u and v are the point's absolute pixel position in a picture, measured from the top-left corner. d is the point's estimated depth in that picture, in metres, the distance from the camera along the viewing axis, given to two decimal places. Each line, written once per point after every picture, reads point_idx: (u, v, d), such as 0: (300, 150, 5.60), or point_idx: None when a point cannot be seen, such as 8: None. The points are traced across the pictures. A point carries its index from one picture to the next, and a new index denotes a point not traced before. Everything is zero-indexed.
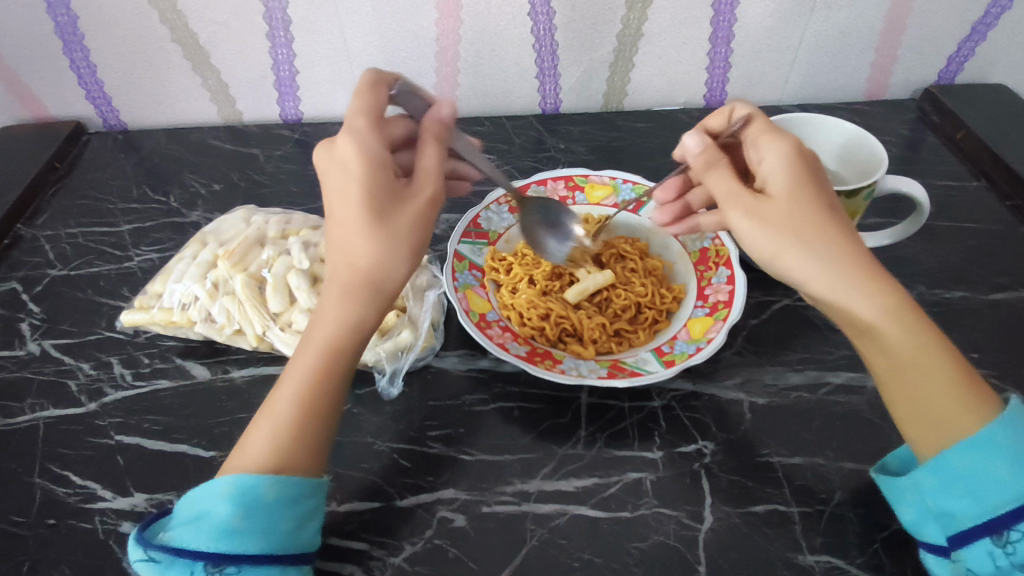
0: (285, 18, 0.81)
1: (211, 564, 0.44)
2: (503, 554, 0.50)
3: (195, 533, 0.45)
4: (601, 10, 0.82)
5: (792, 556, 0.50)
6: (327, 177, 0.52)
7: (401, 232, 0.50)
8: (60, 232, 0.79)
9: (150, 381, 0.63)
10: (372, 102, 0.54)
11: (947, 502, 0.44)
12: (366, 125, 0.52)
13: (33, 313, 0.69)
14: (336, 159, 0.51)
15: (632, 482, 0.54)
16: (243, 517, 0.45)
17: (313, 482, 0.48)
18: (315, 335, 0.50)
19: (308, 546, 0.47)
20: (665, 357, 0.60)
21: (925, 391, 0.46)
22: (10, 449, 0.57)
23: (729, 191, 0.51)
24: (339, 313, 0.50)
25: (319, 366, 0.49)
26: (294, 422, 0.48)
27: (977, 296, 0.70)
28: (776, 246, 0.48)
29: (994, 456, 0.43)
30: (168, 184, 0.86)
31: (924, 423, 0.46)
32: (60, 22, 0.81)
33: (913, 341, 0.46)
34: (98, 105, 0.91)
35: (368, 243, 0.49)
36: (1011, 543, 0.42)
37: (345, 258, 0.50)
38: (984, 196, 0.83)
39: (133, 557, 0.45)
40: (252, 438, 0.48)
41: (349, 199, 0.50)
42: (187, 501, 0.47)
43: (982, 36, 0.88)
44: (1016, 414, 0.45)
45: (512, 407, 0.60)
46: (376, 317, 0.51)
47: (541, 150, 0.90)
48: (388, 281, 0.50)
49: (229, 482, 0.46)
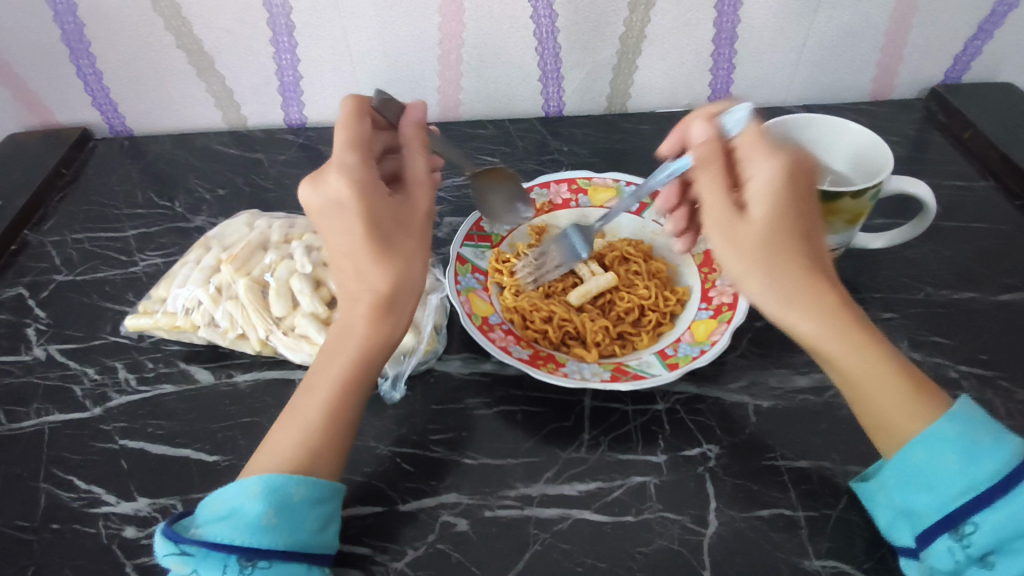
0: (289, 23, 0.81)
1: (245, 558, 0.43)
2: (506, 559, 0.50)
3: (225, 528, 0.44)
4: (603, 12, 0.82)
5: (797, 561, 0.49)
6: (323, 219, 0.50)
7: (411, 252, 0.50)
8: (66, 238, 0.80)
9: (154, 385, 0.63)
10: (356, 136, 0.52)
11: (910, 499, 0.45)
12: (359, 161, 0.50)
13: (39, 318, 0.70)
14: (330, 198, 0.49)
15: (636, 486, 0.54)
16: (275, 514, 0.44)
17: (337, 486, 0.48)
18: (342, 350, 0.49)
19: (330, 546, 0.47)
20: (669, 360, 0.60)
21: (874, 365, 0.46)
22: (16, 452, 0.58)
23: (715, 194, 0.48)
24: (364, 331, 0.49)
25: (346, 377, 0.49)
26: (323, 426, 0.48)
27: (986, 297, 0.69)
28: (743, 272, 0.46)
29: (944, 446, 0.44)
30: (174, 190, 0.87)
31: (896, 407, 0.46)
32: (66, 30, 0.82)
33: (861, 359, 0.46)
34: (104, 111, 0.92)
35: (386, 269, 0.48)
36: (968, 535, 0.43)
37: (359, 284, 0.49)
38: (992, 196, 0.82)
39: (162, 551, 0.44)
40: (279, 441, 0.48)
41: (352, 232, 0.48)
42: (214, 498, 0.46)
43: (989, 34, 0.87)
44: (964, 410, 0.45)
45: (516, 411, 0.60)
46: (401, 331, 0.50)
47: (545, 153, 0.90)
48: (411, 297, 0.50)
49: (259, 481, 0.45)
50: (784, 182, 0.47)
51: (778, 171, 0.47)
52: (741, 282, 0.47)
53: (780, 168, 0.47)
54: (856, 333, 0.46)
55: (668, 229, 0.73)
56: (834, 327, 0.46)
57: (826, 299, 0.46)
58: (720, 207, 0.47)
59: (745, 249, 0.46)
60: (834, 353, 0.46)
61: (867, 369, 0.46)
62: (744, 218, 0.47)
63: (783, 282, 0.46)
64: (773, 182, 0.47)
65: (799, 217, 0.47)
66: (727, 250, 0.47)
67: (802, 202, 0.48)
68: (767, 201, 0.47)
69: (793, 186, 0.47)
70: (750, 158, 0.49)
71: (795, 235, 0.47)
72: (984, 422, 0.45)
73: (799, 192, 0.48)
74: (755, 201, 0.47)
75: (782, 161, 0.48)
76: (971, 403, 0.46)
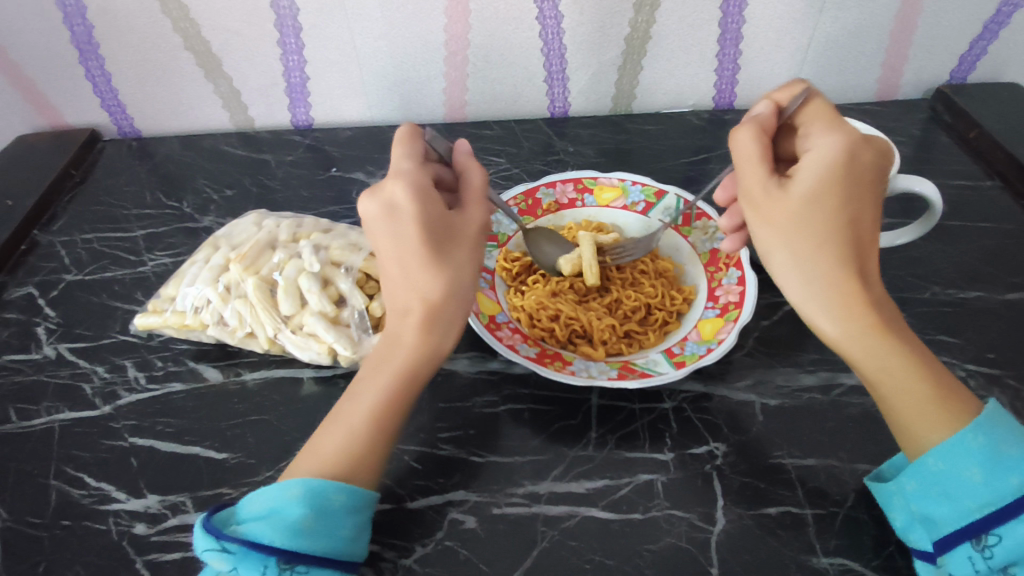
0: (296, 25, 0.82)
1: (283, 560, 0.43)
2: (514, 555, 0.50)
3: (266, 528, 0.44)
4: (609, 13, 0.82)
5: (805, 559, 0.49)
6: (376, 222, 0.52)
7: (461, 262, 0.52)
8: (75, 238, 0.80)
9: (163, 384, 0.63)
10: (415, 154, 0.55)
11: (929, 506, 0.46)
12: (415, 171, 0.53)
13: (49, 317, 0.70)
14: (385, 202, 0.51)
15: (643, 484, 0.54)
16: (317, 519, 0.45)
17: (374, 494, 0.48)
18: (391, 358, 0.51)
19: (363, 555, 0.47)
20: (676, 357, 0.60)
21: (896, 363, 0.47)
22: (27, 450, 0.58)
23: (757, 164, 0.50)
24: (414, 340, 0.50)
25: (392, 387, 0.50)
26: (366, 436, 0.49)
27: (993, 295, 0.69)
28: (773, 244, 0.49)
29: (968, 458, 0.44)
30: (181, 190, 0.87)
31: (925, 418, 0.46)
32: (76, 31, 0.82)
33: (880, 353, 0.47)
34: (112, 112, 0.92)
35: (438, 275, 0.50)
36: (989, 548, 0.43)
37: (412, 290, 0.50)
38: (997, 195, 0.82)
39: (201, 547, 0.44)
40: (323, 444, 0.49)
41: (404, 236, 0.50)
42: (255, 497, 0.47)
43: (994, 34, 0.87)
44: (992, 418, 0.45)
45: (523, 409, 0.60)
46: (449, 344, 0.52)
47: (550, 153, 0.91)
48: (457, 309, 0.51)
49: (300, 483, 0.46)
50: (839, 163, 0.48)
51: (833, 151, 0.49)
52: (768, 255, 0.49)
53: (839, 146, 0.49)
54: (874, 329, 0.47)
55: (674, 228, 0.74)
56: (852, 321, 0.46)
57: (850, 288, 0.47)
58: (756, 176, 0.50)
59: (774, 222, 0.49)
60: (850, 347, 0.47)
61: (884, 367, 0.47)
62: (783, 190, 0.49)
63: (800, 262, 0.47)
64: (824, 161, 0.48)
65: (847, 199, 0.48)
66: (759, 223, 0.50)
67: (860, 186, 0.49)
68: (815, 174, 0.48)
69: (851, 167, 0.48)
70: (815, 134, 0.51)
71: (834, 216, 0.47)
72: (1012, 432, 0.45)
73: (857, 174, 0.49)
74: (803, 175, 0.48)
75: (844, 140, 0.49)
76: (1000, 410, 0.46)
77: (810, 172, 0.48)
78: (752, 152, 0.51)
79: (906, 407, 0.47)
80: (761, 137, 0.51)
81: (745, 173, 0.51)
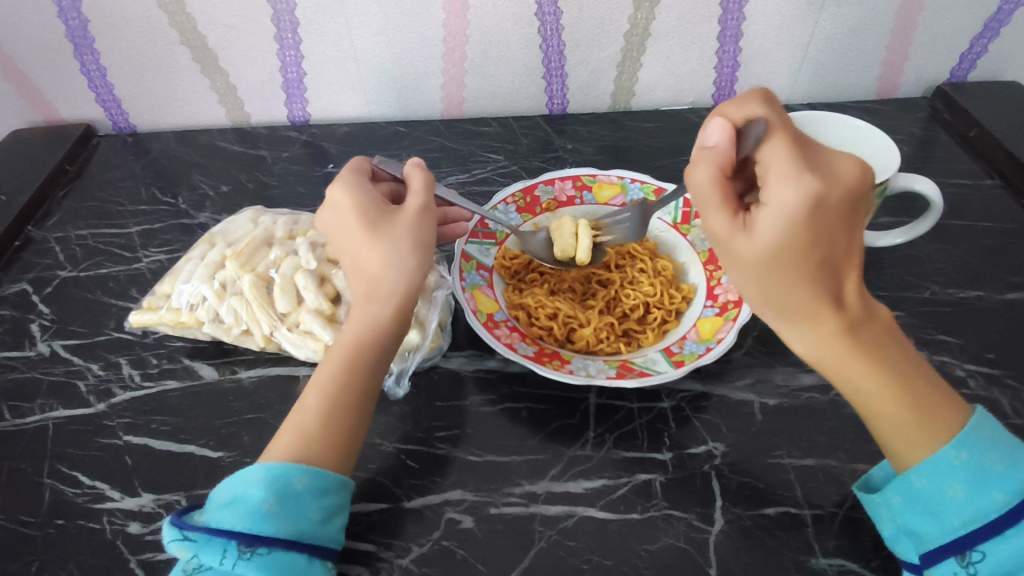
0: (294, 20, 0.81)
1: (245, 544, 0.43)
2: (513, 556, 0.50)
3: (228, 515, 0.44)
4: (609, 10, 0.81)
5: (804, 559, 0.49)
6: (328, 226, 0.54)
7: (399, 232, 0.51)
8: (70, 234, 0.80)
9: (158, 381, 0.63)
10: (360, 169, 0.57)
11: (915, 521, 0.45)
12: (350, 174, 0.55)
13: (43, 314, 0.70)
14: (331, 205, 0.54)
15: (641, 483, 0.54)
16: (277, 501, 0.44)
17: (342, 479, 0.48)
18: (342, 339, 0.52)
19: (332, 541, 0.46)
20: (675, 357, 0.60)
21: (872, 384, 0.46)
22: (20, 448, 0.58)
23: (714, 205, 0.47)
24: (358, 320, 0.51)
25: (343, 361, 0.50)
26: (318, 415, 0.49)
27: (992, 295, 0.69)
28: (745, 281, 0.47)
29: (950, 475, 0.44)
30: (177, 186, 0.87)
31: (896, 431, 0.46)
32: (71, 26, 0.81)
33: (859, 376, 0.46)
34: (107, 108, 0.92)
35: (374, 250, 0.50)
36: (973, 564, 0.43)
37: (356, 270, 0.52)
38: (998, 194, 0.82)
39: (166, 538, 0.44)
40: (283, 429, 0.49)
41: (345, 228, 0.52)
42: (221, 489, 0.47)
43: (995, 32, 0.87)
44: (975, 431, 0.45)
45: (521, 408, 0.60)
46: (394, 318, 0.51)
47: (549, 150, 0.90)
48: (398, 280, 0.50)
49: (262, 469, 0.46)
50: (803, 210, 0.43)
51: (799, 198, 0.43)
52: (742, 287, 0.48)
53: (802, 198, 0.43)
54: (850, 354, 0.45)
55: (673, 227, 0.73)
56: (826, 349, 0.45)
57: (824, 319, 0.45)
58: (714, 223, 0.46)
59: (737, 263, 0.46)
60: (827, 370, 0.47)
61: (863, 388, 0.46)
62: (744, 236, 0.45)
63: (769, 300, 0.46)
64: (786, 209, 0.43)
65: (818, 240, 0.43)
66: (727, 258, 0.47)
67: (831, 226, 0.44)
68: (773, 222, 0.43)
69: (817, 214, 0.43)
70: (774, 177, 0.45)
71: (802, 266, 0.44)
72: (995, 448, 0.45)
73: (826, 217, 0.43)
74: (766, 225, 0.44)
75: (810, 186, 0.43)
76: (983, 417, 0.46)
77: (768, 220, 0.44)
78: (707, 194, 0.47)
79: (888, 423, 0.46)
80: (714, 172, 0.47)
81: (703, 215, 0.48)
